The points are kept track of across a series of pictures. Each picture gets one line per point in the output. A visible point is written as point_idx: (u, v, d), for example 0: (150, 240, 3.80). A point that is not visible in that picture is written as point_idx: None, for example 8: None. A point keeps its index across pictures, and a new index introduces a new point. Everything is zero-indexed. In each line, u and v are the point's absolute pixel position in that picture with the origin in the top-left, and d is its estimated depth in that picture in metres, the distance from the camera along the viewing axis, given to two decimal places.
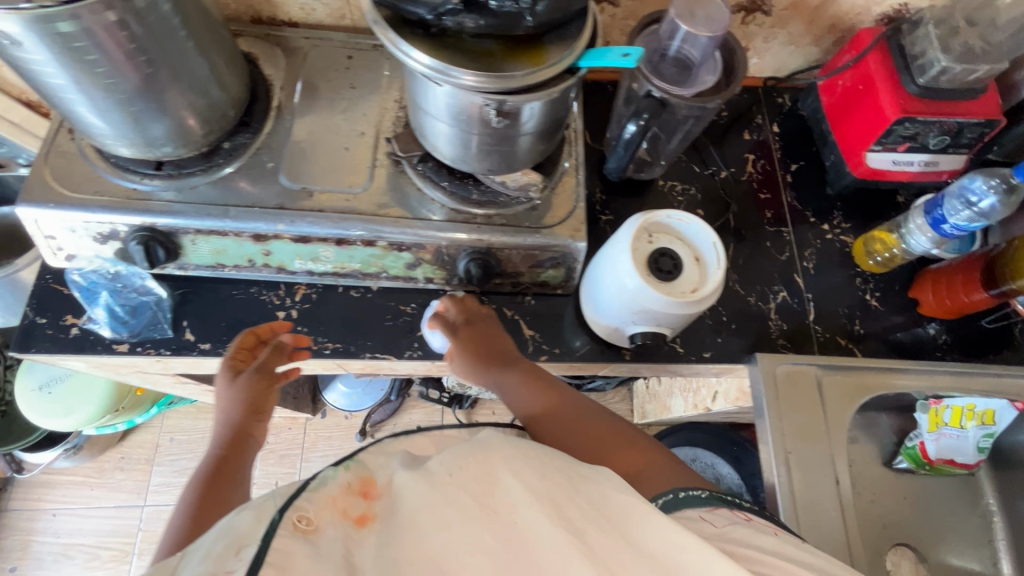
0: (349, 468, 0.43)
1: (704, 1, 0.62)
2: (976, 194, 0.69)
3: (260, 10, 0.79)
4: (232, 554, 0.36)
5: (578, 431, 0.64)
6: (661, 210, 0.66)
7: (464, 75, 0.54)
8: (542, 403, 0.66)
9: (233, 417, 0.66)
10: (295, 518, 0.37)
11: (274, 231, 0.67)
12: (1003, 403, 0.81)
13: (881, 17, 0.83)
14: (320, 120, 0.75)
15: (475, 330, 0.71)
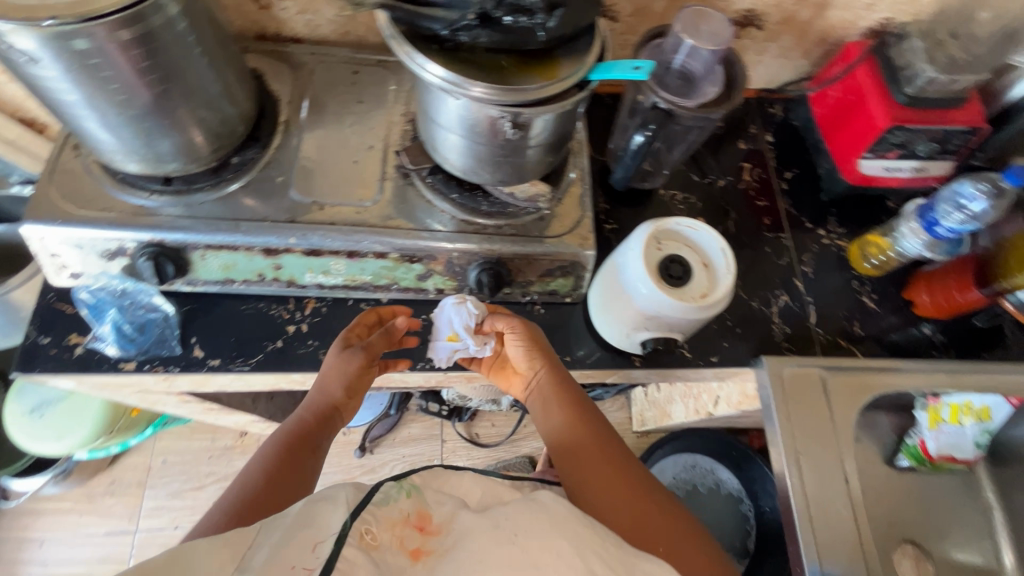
0: (410, 495, 0.57)
1: (708, 17, 0.64)
2: (967, 198, 0.71)
3: (266, 27, 0.79)
4: (309, 549, 0.48)
5: (585, 463, 0.68)
6: (672, 219, 0.68)
7: (478, 87, 0.56)
8: (560, 425, 0.71)
9: (332, 390, 0.69)
10: (364, 531, 0.51)
11: (286, 245, 0.67)
12: (998, 399, 0.83)
13: (869, 31, 0.87)
14: (328, 134, 0.75)
15: (531, 334, 0.73)
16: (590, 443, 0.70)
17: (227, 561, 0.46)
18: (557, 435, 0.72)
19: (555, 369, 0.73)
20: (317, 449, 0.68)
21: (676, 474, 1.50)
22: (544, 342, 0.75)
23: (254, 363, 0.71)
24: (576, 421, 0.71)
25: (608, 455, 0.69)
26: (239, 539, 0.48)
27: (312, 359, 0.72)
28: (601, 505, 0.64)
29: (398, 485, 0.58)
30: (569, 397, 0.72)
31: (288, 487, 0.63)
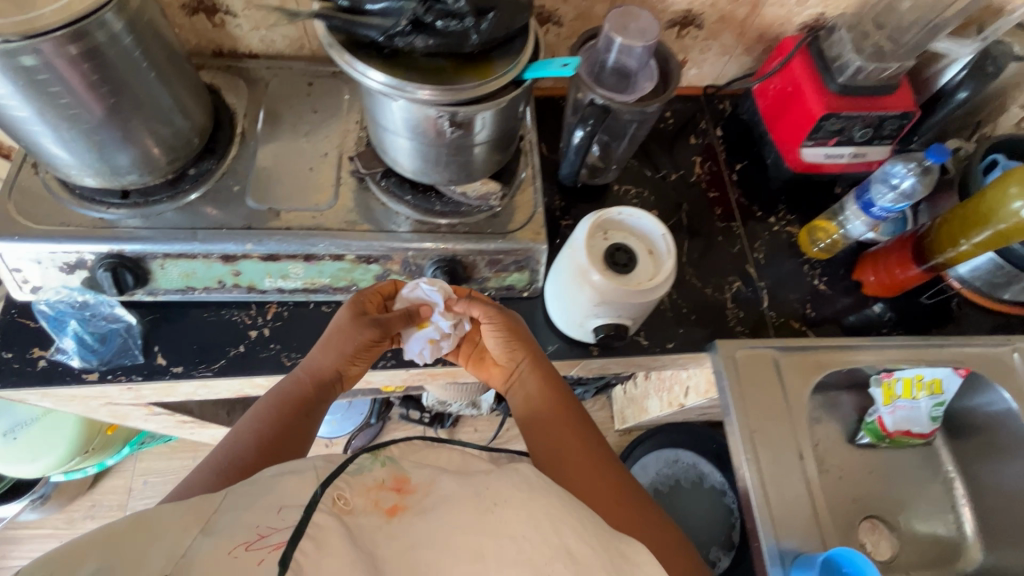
0: (384, 464, 0.55)
1: (635, 15, 0.67)
2: (897, 176, 0.75)
3: (221, 44, 0.82)
4: (274, 510, 0.46)
5: (555, 439, 0.70)
6: (611, 210, 0.70)
7: (417, 89, 0.59)
8: (533, 404, 0.74)
9: (331, 361, 0.68)
10: (335, 496, 0.49)
11: (243, 250, 0.69)
12: (948, 371, 0.85)
13: (803, 26, 0.91)
14: (284, 143, 0.77)
15: (509, 321, 0.74)
16: (559, 422, 0.72)
17: (195, 522, 0.44)
18: (530, 412, 0.74)
19: (535, 353, 0.75)
20: (313, 413, 0.68)
21: (659, 470, 1.49)
22: (519, 330, 0.76)
23: (217, 368, 0.72)
24: (549, 400, 0.74)
25: (577, 433, 0.71)
26: (207, 504, 0.47)
27: (274, 362, 0.73)
28: (567, 478, 0.66)
29: (373, 456, 0.56)
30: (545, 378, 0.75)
31: (276, 454, 0.64)
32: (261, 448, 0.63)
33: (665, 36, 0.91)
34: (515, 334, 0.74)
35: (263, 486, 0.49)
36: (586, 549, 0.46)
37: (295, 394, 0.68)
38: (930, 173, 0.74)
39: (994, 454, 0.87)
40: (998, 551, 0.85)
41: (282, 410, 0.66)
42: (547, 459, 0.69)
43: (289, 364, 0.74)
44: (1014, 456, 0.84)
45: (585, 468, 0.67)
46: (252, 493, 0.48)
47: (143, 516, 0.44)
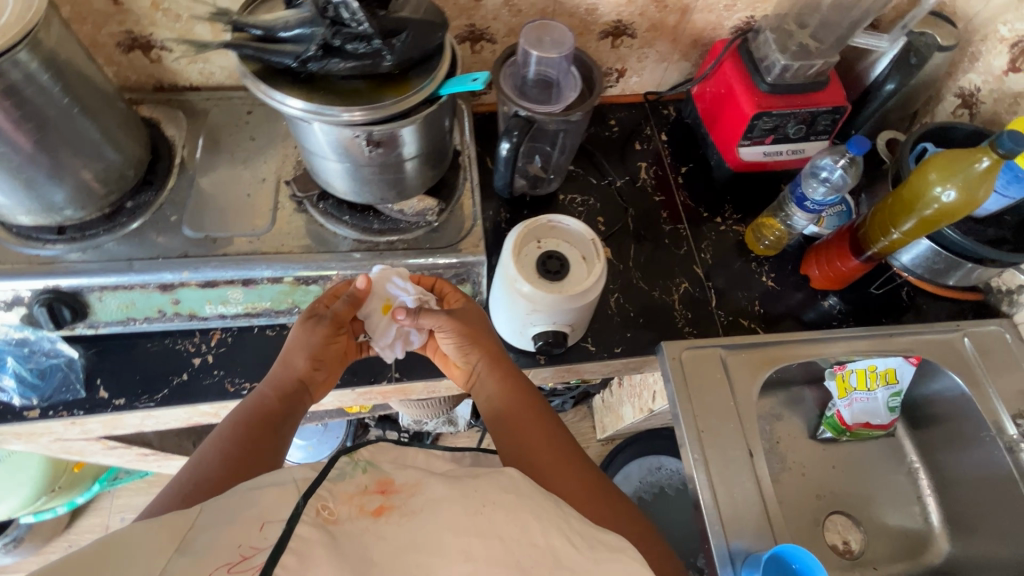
0: (366, 471, 0.52)
1: (550, 27, 0.69)
2: (825, 169, 0.78)
3: (162, 79, 0.84)
4: (256, 527, 0.42)
5: (526, 436, 0.68)
6: (540, 217, 0.71)
7: (332, 111, 0.59)
8: (501, 404, 0.72)
9: (302, 364, 0.69)
10: (320, 506, 0.45)
11: (180, 279, 0.70)
12: (900, 360, 0.85)
13: (735, 30, 0.93)
14: (224, 172, 0.79)
15: (472, 315, 0.75)
16: (529, 420, 0.70)
17: (169, 540, 0.42)
18: (499, 412, 0.72)
19: (493, 353, 0.75)
20: (286, 425, 0.66)
21: (642, 478, 1.47)
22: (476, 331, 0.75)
23: (159, 399, 0.72)
24: (516, 398, 0.73)
25: (548, 430, 0.70)
26: (183, 520, 0.44)
27: (217, 389, 0.74)
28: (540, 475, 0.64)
29: (353, 462, 0.52)
30: (510, 378, 0.74)
31: (252, 466, 0.60)
32: (230, 462, 0.59)
33: (600, 47, 0.93)
34: (476, 330, 0.74)
35: (241, 501, 0.45)
36: (570, 549, 0.45)
37: (263, 408, 0.66)
38: (855, 164, 0.76)
39: (952, 443, 0.86)
40: (964, 541, 0.84)
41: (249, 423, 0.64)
42: (519, 457, 0.67)
43: (233, 390, 0.74)
44: (971, 443, 0.84)
45: (558, 463, 0.66)
46: (232, 509, 0.44)
47: (116, 537, 0.42)
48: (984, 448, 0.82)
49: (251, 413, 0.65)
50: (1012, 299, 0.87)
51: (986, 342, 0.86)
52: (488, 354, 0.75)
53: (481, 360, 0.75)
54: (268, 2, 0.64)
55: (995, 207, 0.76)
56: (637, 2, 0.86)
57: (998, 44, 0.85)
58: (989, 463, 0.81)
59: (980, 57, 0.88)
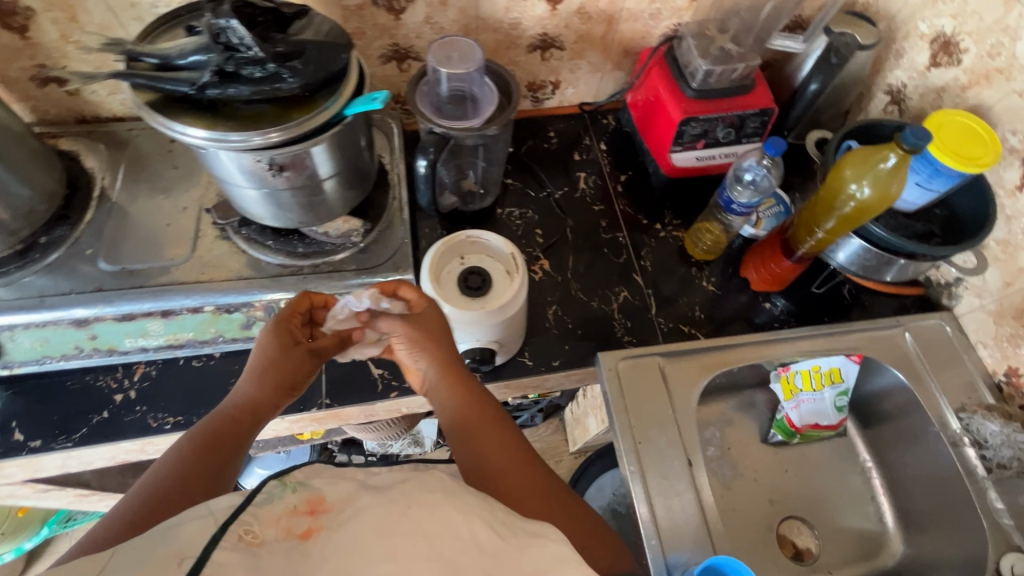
0: (296, 489, 0.46)
1: (456, 43, 0.70)
2: (747, 172, 0.78)
3: (83, 111, 0.83)
4: (171, 565, 0.37)
5: (484, 446, 0.58)
6: (456, 235, 0.71)
7: (229, 137, 0.58)
8: (455, 411, 0.62)
9: (271, 383, 0.62)
10: (241, 531, 0.40)
11: (94, 313, 0.68)
12: (842, 359, 0.85)
13: (663, 38, 0.93)
14: (144, 202, 0.78)
15: (438, 327, 0.65)
16: (486, 426, 0.61)
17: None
18: (453, 420, 0.62)
19: (448, 360, 0.65)
20: (240, 444, 0.58)
21: (615, 490, 1.43)
22: (438, 334, 0.65)
23: (78, 438, 0.70)
24: (471, 402, 0.63)
25: (508, 435, 0.61)
26: (89, 564, 0.38)
27: (139, 425, 0.72)
28: (503, 489, 0.55)
29: (281, 482, 0.46)
30: (465, 382, 0.64)
31: (204, 488, 0.52)
32: (180, 488, 0.51)
33: (530, 60, 0.93)
34: (435, 343, 0.64)
35: (153, 539, 0.39)
36: (494, 539, 0.43)
37: (212, 425, 0.58)
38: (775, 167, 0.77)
39: (903, 440, 0.85)
40: (917, 540, 0.83)
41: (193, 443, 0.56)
42: (477, 472, 0.57)
43: (155, 426, 0.72)
44: (919, 440, 0.82)
45: (522, 472, 0.56)
46: (146, 543, 0.39)
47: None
48: (930, 444, 0.81)
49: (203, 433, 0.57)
50: (951, 291, 0.87)
51: (928, 337, 0.85)
52: (447, 364, 0.65)
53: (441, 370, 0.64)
54: (168, 30, 0.63)
55: (922, 200, 0.78)
56: (561, 14, 0.87)
57: (919, 41, 0.86)
58: (937, 459, 0.80)
59: (905, 54, 0.89)
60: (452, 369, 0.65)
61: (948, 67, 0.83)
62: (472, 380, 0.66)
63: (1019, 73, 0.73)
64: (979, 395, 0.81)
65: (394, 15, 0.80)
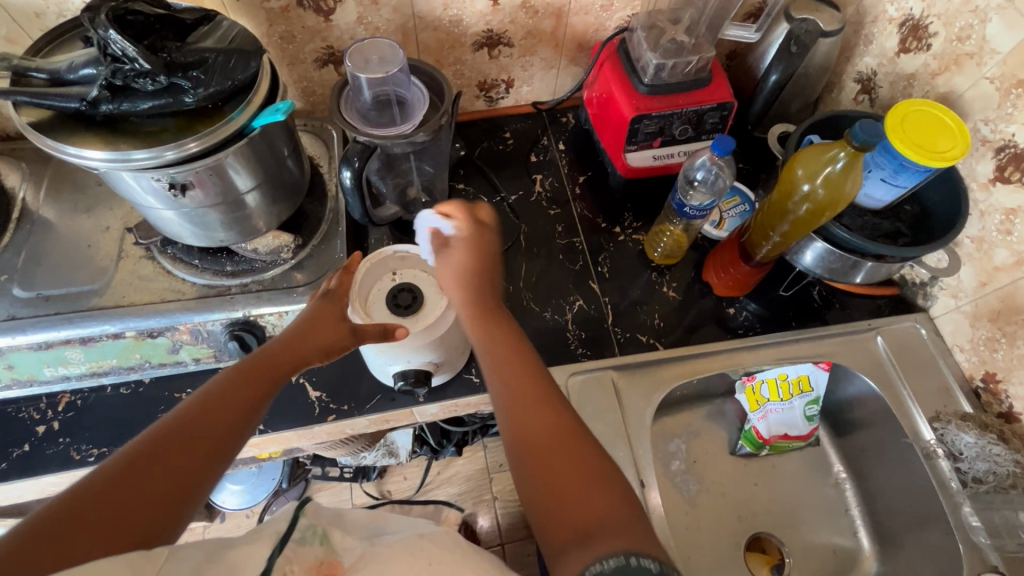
0: (324, 541, 0.46)
1: (376, 48, 0.68)
2: (698, 172, 0.75)
3: (4, 127, 0.79)
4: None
5: (542, 440, 0.49)
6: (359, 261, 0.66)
7: (127, 157, 0.53)
8: (507, 399, 0.52)
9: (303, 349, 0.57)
10: (285, 569, 0.41)
11: (8, 344, 0.64)
12: (811, 366, 0.80)
13: (617, 30, 0.88)
14: (64, 223, 0.74)
15: (485, 238, 0.63)
16: (539, 403, 0.51)
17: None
18: (501, 399, 0.53)
19: (482, 279, 0.60)
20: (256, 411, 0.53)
21: None
22: (482, 249, 0.62)
23: None
24: (519, 366, 0.54)
25: (570, 421, 0.51)
26: (147, 562, 0.36)
27: (61, 458, 0.68)
28: (570, 508, 0.45)
29: (312, 527, 0.47)
30: (509, 333, 0.57)
31: (202, 466, 0.46)
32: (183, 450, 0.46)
33: (478, 58, 0.89)
34: (479, 259, 0.61)
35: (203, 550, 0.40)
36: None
37: (232, 386, 0.52)
38: (728, 167, 0.74)
39: (876, 451, 0.81)
40: (890, 558, 0.78)
41: (211, 399, 0.50)
42: (537, 476, 0.48)
43: (78, 459, 0.68)
44: (891, 452, 0.78)
45: (589, 479, 0.46)
46: (200, 557, 0.39)
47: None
48: (903, 456, 0.76)
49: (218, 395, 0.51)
50: (926, 291, 0.82)
51: (901, 341, 0.81)
52: (485, 284, 0.60)
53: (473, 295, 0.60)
54: (63, 42, 0.59)
55: (890, 196, 0.73)
56: (504, 9, 0.82)
57: (888, 24, 0.81)
58: (911, 472, 0.75)
59: (874, 39, 0.83)
60: (493, 303, 0.60)
61: (917, 53, 0.77)
62: (512, 330, 0.58)
63: (990, 57, 0.68)
64: (955, 402, 0.76)
65: (323, 16, 0.76)
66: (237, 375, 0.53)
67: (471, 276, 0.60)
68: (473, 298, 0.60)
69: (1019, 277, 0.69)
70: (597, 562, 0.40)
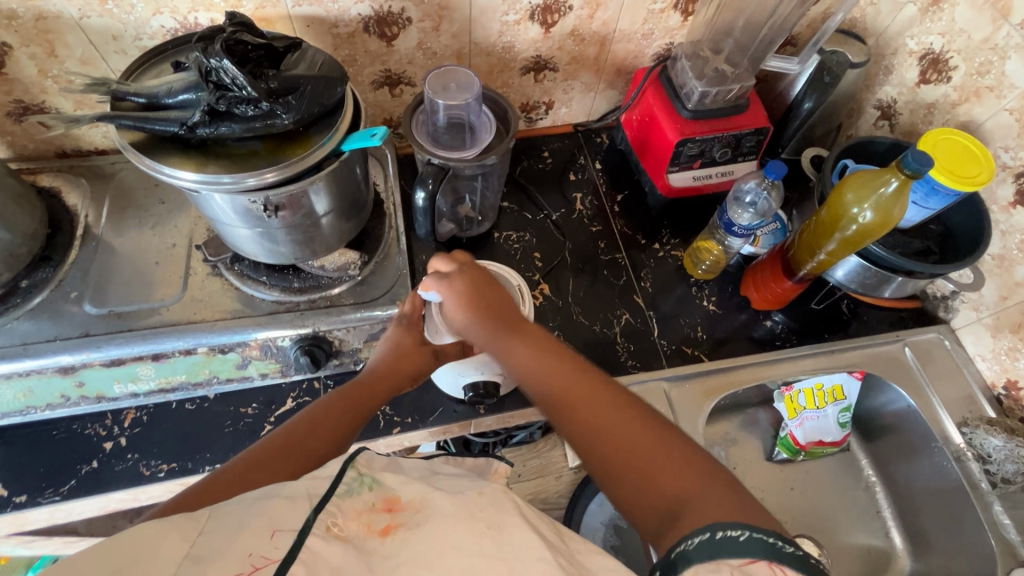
0: (373, 487, 0.43)
1: (452, 75, 0.72)
2: (748, 194, 0.80)
3: (62, 145, 0.80)
4: (265, 536, 0.36)
5: (610, 446, 0.50)
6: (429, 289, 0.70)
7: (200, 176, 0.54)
8: (567, 415, 0.54)
9: (390, 369, 0.65)
10: (328, 522, 0.39)
11: (80, 360, 0.64)
12: (845, 375, 0.84)
13: (655, 58, 0.93)
14: (129, 241, 0.75)
15: (480, 276, 0.66)
16: (590, 411, 0.53)
17: (179, 545, 0.35)
18: (563, 420, 0.55)
19: (494, 313, 0.63)
20: (351, 428, 0.59)
21: None
22: (485, 286, 0.65)
23: (66, 491, 0.68)
24: (568, 378, 0.56)
25: (622, 413, 0.52)
26: (190, 524, 0.37)
27: (131, 474, 0.69)
28: (653, 498, 0.46)
29: (359, 476, 0.44)
30: (551, 351, 0.60)
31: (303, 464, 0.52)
32: (295, 450, 0.52)
33: (524, 82, 0.92)
34: (489, 294, 0.65)
35: (246, 508, 0.38)
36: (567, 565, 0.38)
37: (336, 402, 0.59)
38: (775, 189, 0.80)
39: (902, 453, 0.86)
40: (923, 556, 0.82)
41: (316, 415, 0.57)
42: (613, 478, 0.49)
43: (148, 474, 0.69)
44: (920, 454, 0.83)
45: (661, 464, 0.47)
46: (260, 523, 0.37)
47: (121, 536, 0.35)
48: (933, 458, 0.81)
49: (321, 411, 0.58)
50: (947, 304, 0.88)
51: (926, 349, 0.87)
52: (500, 311, 0.64)
53: (491, 322, 0.62)
54: (156, 68, 0.61)
55: (919, 217, 0.79)
56: (554, 37, 0.86)
57: (907, 57, 0.87)
58: (940, 472, 0.80)
59: (894, 70, 0.90)
60: (523, 329, 0.62)
61: (937, 84, 0.84)
62: (546, 345, 0.61)
63: (1010, 91, 0.74)
64: (979, 407, 0.82)
65: (385, 41, 0.78)
66: (339, 397, 0.60)
67: (482, 308, 0.63)
68: (495, 328, 0.62)
69: None
70: (682, 542, 0.40)
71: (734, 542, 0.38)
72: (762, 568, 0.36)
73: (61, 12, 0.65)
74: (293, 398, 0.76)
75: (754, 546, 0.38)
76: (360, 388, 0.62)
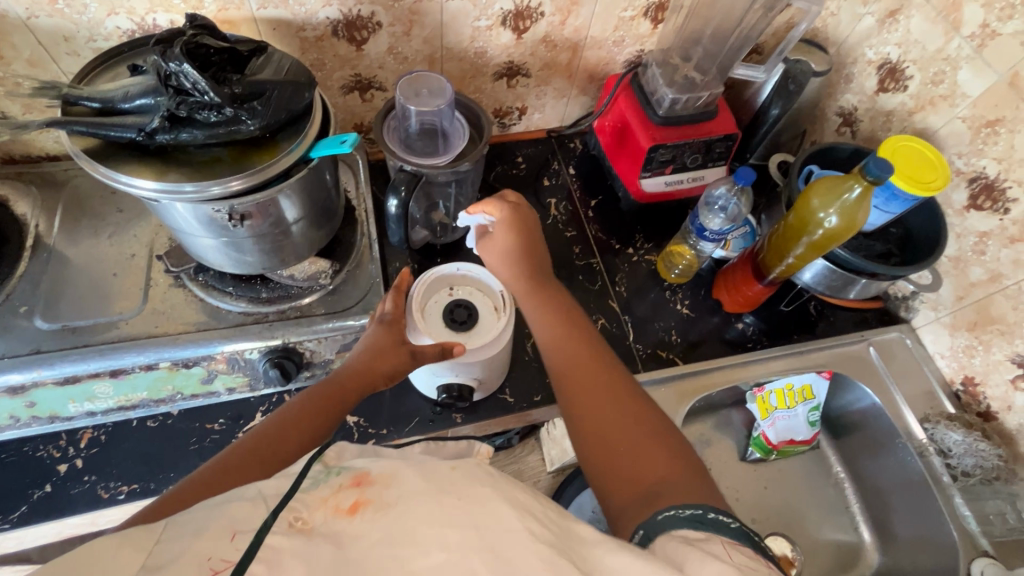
0: (342, 471, 0.40)
1: (425, 80, 0.72)
2: (718, 200, 0.81)
3: (11, 150, 0.76)
4: (225, 538, 0.34)
5: (603, 415, 0.51)
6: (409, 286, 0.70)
7: (145, 184, 0.52)
8: (568, 384, 0.55)
9: (359, 363, 0.62)
10: (291, 518, 0.36)
11: (31, 379, 0.61)
12: (813, 375, 0.86)
13: (626, 64, 0.94)
14: (84, 251, 0.71)
15: (531, 224, 0.69)
16: (593, 381, 0.54)
17: (136, 557, 0.33)
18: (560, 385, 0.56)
19: (532, 267, 0.66)
20: (322, 430, 0.57)
21: None
22: (531, 235, 0.69)
23: (16, 519, 0.64)
24: (579, 353, 0.57)
25: (621, 392, 0.53)
26: (147, 535, 0.35)
27: (89, 497, 0.66)
28: (635, 478, 0.46)
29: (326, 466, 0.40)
30: (570, 316, 0.62)
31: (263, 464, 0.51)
32: (258, 453, 0.51)
33: (497, 87, 0.92)
34: (536, 247, 0.68)
35: (207, 512, 0.36)
36: (547, 535, 0.37)
37: (304, 405, 0.57)
38: (744, 194, 0.81)
39: (870, 449, 0.88)
40: (891, 549, 0.85)
41: (286, 419, 0.56)
42: (598, 451, 0.50)
43: (107, 497, 0.66)
44: (885, 450, 0.86)
45: (648, 447, 0.48)
46: (218, 526, 0.35)
47: (72, 554, 0.33)
48: (897, 454, 0.84)
49: (286, 417, 0.55)
50: (908, 304, 0.92)
51: (888, 348, 0.90)
52: (539, 267, 0.67)
53: (529, 273, 0.66)
54: (111, 71, 0.58)
55: (879, 221, 0.82)
56: (526, 43, 0.86)
57: (867, 66, 0.90)
58: (904, 468, 0.83)
59: (855, 79, 0.92)
60: (551, 291, 0.65)
61: (895, 92, 0.87)
62: (571, 307, 0.64)
63: (962, 100, 0.77)
64: (940, 404, 0.85)
65: (355, 45, 0.77)
66: (312, 400, 0.58)
67: (525, 256, 0.67)
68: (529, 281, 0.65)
69: (993, 291, 0.79)
70: (670, 509, 0.41)
71: (725, 527, 0.39)
72: (749, 551, 0.38)
73: (7, 12, 0.61)
74: (262, 412, 0.73)
75: (740, 533, 0.39)
76: (328, 387, 0.60)
